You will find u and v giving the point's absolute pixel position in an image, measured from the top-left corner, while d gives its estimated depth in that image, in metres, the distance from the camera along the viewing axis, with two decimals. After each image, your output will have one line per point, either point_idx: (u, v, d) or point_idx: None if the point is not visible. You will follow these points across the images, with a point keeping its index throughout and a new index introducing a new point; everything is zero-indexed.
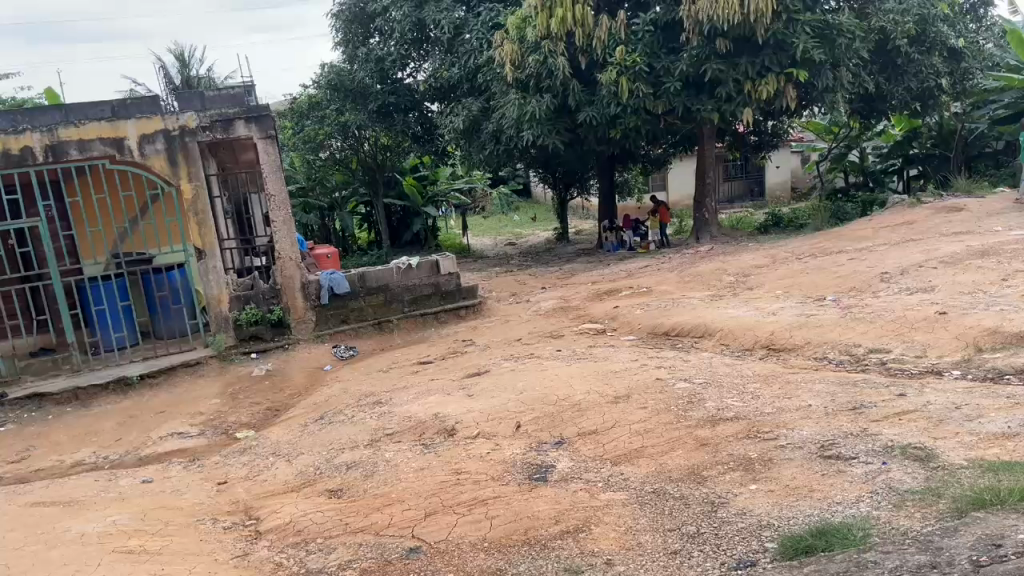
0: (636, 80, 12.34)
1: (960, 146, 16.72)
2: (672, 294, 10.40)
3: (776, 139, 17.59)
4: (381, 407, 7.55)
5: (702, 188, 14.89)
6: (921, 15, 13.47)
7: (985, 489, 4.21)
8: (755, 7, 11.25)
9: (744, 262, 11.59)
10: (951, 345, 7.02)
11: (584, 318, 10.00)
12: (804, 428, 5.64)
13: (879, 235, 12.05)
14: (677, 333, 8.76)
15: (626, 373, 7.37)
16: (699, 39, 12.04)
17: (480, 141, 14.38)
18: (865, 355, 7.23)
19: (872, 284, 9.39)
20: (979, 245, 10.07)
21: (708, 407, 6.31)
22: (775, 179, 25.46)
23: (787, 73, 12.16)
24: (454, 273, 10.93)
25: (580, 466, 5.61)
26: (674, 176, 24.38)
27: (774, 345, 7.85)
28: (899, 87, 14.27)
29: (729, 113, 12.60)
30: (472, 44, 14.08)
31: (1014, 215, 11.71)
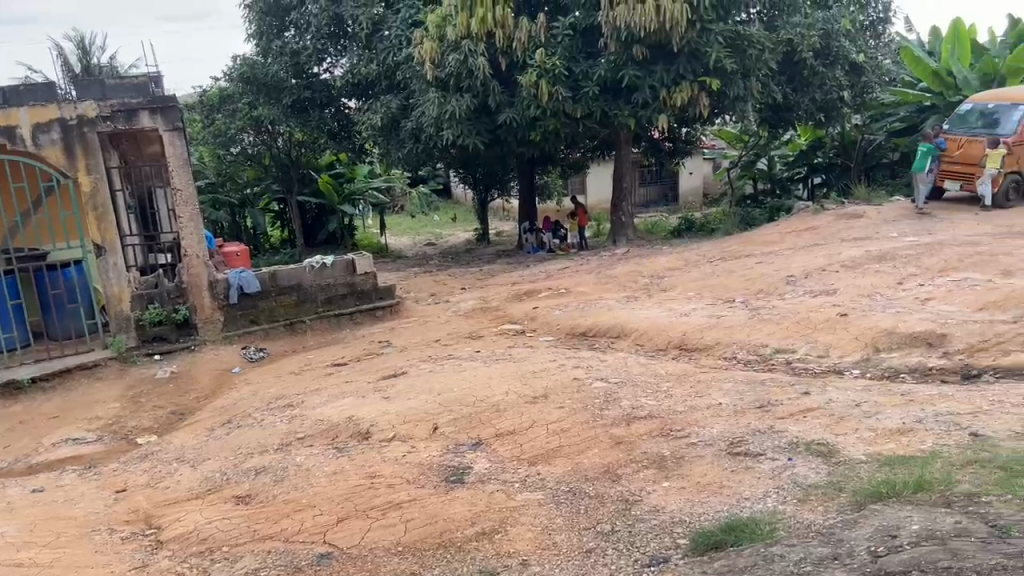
0: (556, 83, 12.41)
1: (860, 155, 17.42)
2: (589, 295, 10.53)
3: (689, 146, 18.00)
4: (292, 410, 7.34)
5: (620, 192, 15.13)
6: (824, 30, 14.28)
7: (882, 482, 4.41)
8: (671, 14, 11.56)
9: (659, 264, 11.84)
10: (851, 345, 7.36)
11: (503, 318, 9.99)
12: (715, 426, 5.77)
13: (786, 239, 12.51)
14: (594, 333, 8.84)
15: (544, 373, 7.38)
16: (616, 45, 12.24)
17: (399, 139, 14.12)
18: (772, 355, 7.48)
19: (778, 287, 9.75)
20: (877, 250, 10.60)
21: (624, 406, 6.39)
22: (687, 186, 26.21)
23: (700, 81, 12.44)
24: (370, 273, 10.69)
25: (497, 467, 5.59)
26: (592, 181, 24.80)
27: (686, 345, 8.03)
28: (804, 98, 14.90)
29: (646, 119, 12.82)
30: (392, 41, 13.95)
31: (909, 223, 12.36)
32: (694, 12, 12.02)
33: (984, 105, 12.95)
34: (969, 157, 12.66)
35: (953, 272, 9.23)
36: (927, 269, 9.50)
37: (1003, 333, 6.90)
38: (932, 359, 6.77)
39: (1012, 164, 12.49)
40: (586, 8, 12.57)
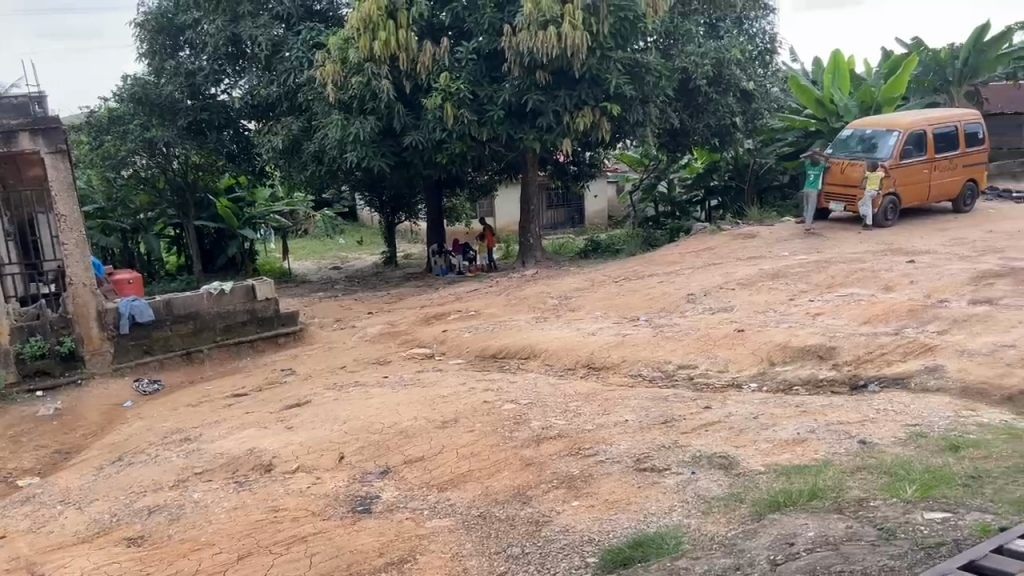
0: (461, 106, 12.48)
1: (753, 178, 18.18)
2: (498, 317, 10.57)
3: (594, 170, 18.34)
4: (189, 444, 7.02)
5: (527, 215, 15.29)
6: (717, 59, 14.73)
7: (780, 491, 4.58)
8: (573, 41, 11.82)
9: (566, 285, 12.01)
10: (749, 360, 7.64)
11: (411, 342, 9.87)
12: (622, 443, 5.86)
13: (686, 259, 12.94)
14: (504, 355, 8.84)
15: (453, 398, 7.32)
16: (520, 70, 12.44)
17: (301, 161, 13.87)
18: (675, 371, 7.69)
19: (680, 305, 10.05)
20: (771, 268, 11.09)
21: (533, 427, 6.41)
22: (593, 208, 26.79)
23: (601, 106, 12.76)
24: (272, 298, 10.38)
25: (405, 495, 5.49)
26: (500, 203, 25.02)
27: (593, 364, 8.15)
28: (700, 124, 15.55)
29: (550, 143, 13.03)
30: (292, 63, 13.67)
31: (798, 242, 13.01)
32: (593, 40, 12.33)
33: (863, 131, 13.77)
34: (851, 179, 13.46)
35: (839, 288, 9.76)
36: (816, 285, 10.02)
37: (885, 345, 7.33)
38: (823, 371, 7.12)
39: (889, 186, 13.29)
40: (489, 34, 12.71)
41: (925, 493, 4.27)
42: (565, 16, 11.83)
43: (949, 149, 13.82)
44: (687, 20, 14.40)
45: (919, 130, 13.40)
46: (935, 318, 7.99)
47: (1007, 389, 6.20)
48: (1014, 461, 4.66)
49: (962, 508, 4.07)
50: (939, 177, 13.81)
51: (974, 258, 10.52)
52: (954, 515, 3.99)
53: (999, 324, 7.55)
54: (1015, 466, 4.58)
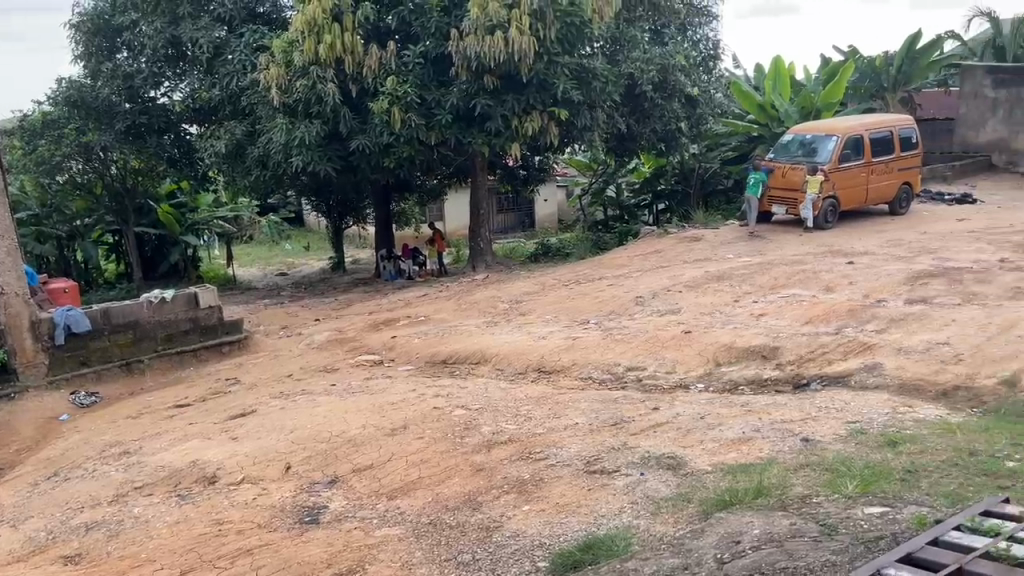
0: (408, 110, 12.42)
1: (698, 182, 18.46)
2: (448, 322, 10.53)
3: (543, 174, 18.38)
4: (130, 458, 6.82)
5: (476, 219, 15.25)
6: (662, 65, 14.95)
7: (726, 490, 4.65)
8: (520, 45, 11.86)
9: (516, 289, 12.03)
10: (695, 360, 7.75)
11: (360, 349, 9.76)
12: (572, 446, 5.88)
13: (634, 262, 13.09)
14: (454, 360, 8.80)
15: (403, 404, 7.26)
16: (467, 74, 12.44)
17: (245, 166, 13.62)
18: (624, 373, 7.77)
19: (629, 307, 10.16)
20: (716, 270, 11.29)
21: (483, 432, 6.39)
22: (543, 212, 26.92)
23: (549, 111, 12.82)
24: (215, 306, 10.14)
25: (354, 504, 5.42)
26: (450, 207, 24.97)
27: (544, 367, 8.18)
28: (646, 129, 15.74)
29: (499, 147, 13.03)
30: (234, 66, 13.45)
31: (742, 244, 13.28)
32: (541, 45, 12.38)
33: (803, 136, 14.11)
34: (792, 182, 13.79)
35: (782, 289, 9.99)
36: (760, 286, 10.23)
37: (827, 344, 7.52)
38: (767, 371, 7.27)
39: (829, 190, 13.65)
40: (436, 38, 12.69)
41: (864, 488, 4.38)
42: (512, 21, 11.88)
43: (885, 153, 14.26)
44: (632, 27, 14.59)
45: (856, 134, 13.80)
46: (873, 317, 8.23)
47: (941, 386, 6.42)
48: (948, 455, 4.83)
49: (899, 502, 4.19)
50: (876, 180, 14.23)
51: (909, 258, 10.88)
52: (892, 509, 4.11)
53: (933, 323, 7.82)
54: (949, 460, 4.74)
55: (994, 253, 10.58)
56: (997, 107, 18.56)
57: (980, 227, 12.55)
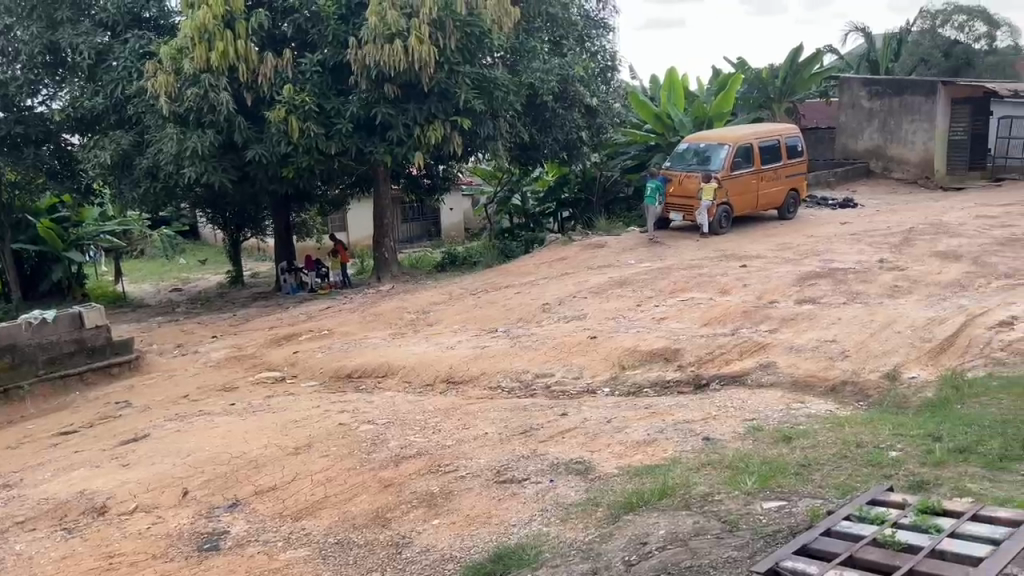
0: (306, 119, 12.16)
1: (600, 190, 18.81)
2: (354, 335, 10.31)
3: (448, 183, 18.29)
4: (8, 491, 6.34)
5: (380, 229, 15.03)
6: (562, 75, 15.21)
7: (633, 492, 4.74)
8: (419, 55, 11.84)
9: (422, 299, 11.93)
10: (601, 365, 7.88)
11: (261, 366, 9.43)
12: (480, 457, 5.85)
13: (540, 270, 13.20)
14: (359, 374, 8.62)
15: (306, 421, 7.06)
16: (367, 83, 12.30)
17: (132, 178, 12.96)
18: (533, 380, 7.81)
19: (536, 315, 10.23)
20: (619, 276, 11.55)
21: (391, 447, 6.29)
22: (449, 221, 26.88)
23: (451, 120, 12.77)
24: (102, 325, 9.65)
25: (257, 527, 5.22)
26: (353, 218, 24.60)
27: (453, 377, 8.12)
28: (549, 138, 15.95)
29: (401, 156, 12.88)
30: (119, 73, 12.87)
31: (643, 250, 13.63)
32: (440, 54, 12.36)
33: (697, 145, 14.64)
34: (689, 190, 14.27)
35: (682, 293, 10.29)
36: (661, 291, 10.51)
37: (725, 345, 7.79)
38: (669, 373, 7.48)
39: (722, 196, 14.20)
40: (334, 46, 12.49)
41: (762, 484, 4.56)
42: (411, 31, 11.84)
43: (773, 161, 14.95)
44: (532, 38, 14.83)
45: (746, 143, 14.43)
46: (766, 318, 8.59)
47: (830, 381, 6.78)
48: (837, 447, 5.08)
49: (795, 495, 4.38)
50: (766, 187, 14.89)
51: (798, 261, 11.43)
52: (788, 503, 4.28)
53: (822, 321, 8.23)
54: (839, 452, 4.98)
55: (874, 255, 11.26)
56: (873, 117, 19.75)
57: (861, 230, 13.32)
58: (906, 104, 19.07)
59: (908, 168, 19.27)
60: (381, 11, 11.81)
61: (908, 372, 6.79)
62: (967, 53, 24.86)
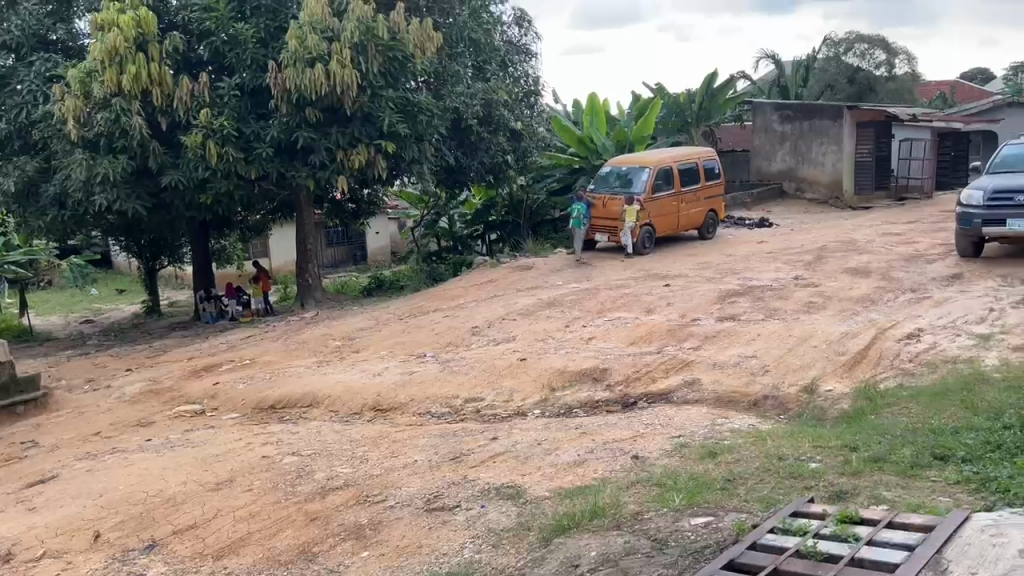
0: (225, 144, 11.88)
1: (528, 212, 18.93)
2: (278, 364, 10.04)
3: (373, 207, 18.10)
4: None
5: (304, 255, 14.75)
6: (486, 100, 15.32)
7: (564, 515, 4.73)
8: (342, 79, 11.74)
9: (348, 326, 11.74)
10: (531, 387, 7.88)
11: (179, 399, 9.07)
12: (410, 485, 5.76)
13: (468, 293, 13.17)
14: (284, 405, 8.38)
15: (228, 456, 6.81)
16: (288, 107, 12.11)
17: (39, 206, 12.39)
18: (463, 406, 7.74)
19: (465, 338, 10.19)
20: (547, 297, 11.62)
21: (317, 478, 6.12)
22: (375, 245, 26.63)
23: (376, 144, 12.64)
24: (4, 362, 9.12)
25: (174, 569, 5.00)
26: (275, 244, 24.09)
27: (381, 406, 7.98)
28: (474, 161, 16.00)
29: (325, 181, 12.69)
30: (23, 96, 12.31)
31: (570, 271, 13.77)
32: (363, 78, 12.26)
33: (620, 168, 14.96)
34: (612, 213, 14.55)
35: (608, 313, 10.43)
36: (588, 311, 10.61)
37: (650, 363, 7.92)
38: (598, 393, 7.55)
39: (645, 218, 14.53)
40: (253, 70, 12.27)
41: (690, 501, 4.62)
42: (333, 55, 11.74)
43: (692, 183, 15.39)
44: (455, 62, 14.88)
45: (666, 166, 14.81)
46: (690, 335, 8.79)
47: (752, 396, 6.96)
48: (760, 461, 5.20)
49: (721, 510, 4.45)
50: (686, 208, 15.30)
51: (718, 279, 11.75)
52: (715, 518, 4.35)
53: (743, 338, 8.46)
54: (762, 466, 5.11)
55: (790, 272, 11.67)
56: (785, 140, 20.60)
57: (778, 248, 13.80)
58: (816, 128, 19.94)
59: (819, 189, 20.13)
60: (301, 35, 11.66)
61: (825, 385, 7.03)
62: (869, 80, 26.36)
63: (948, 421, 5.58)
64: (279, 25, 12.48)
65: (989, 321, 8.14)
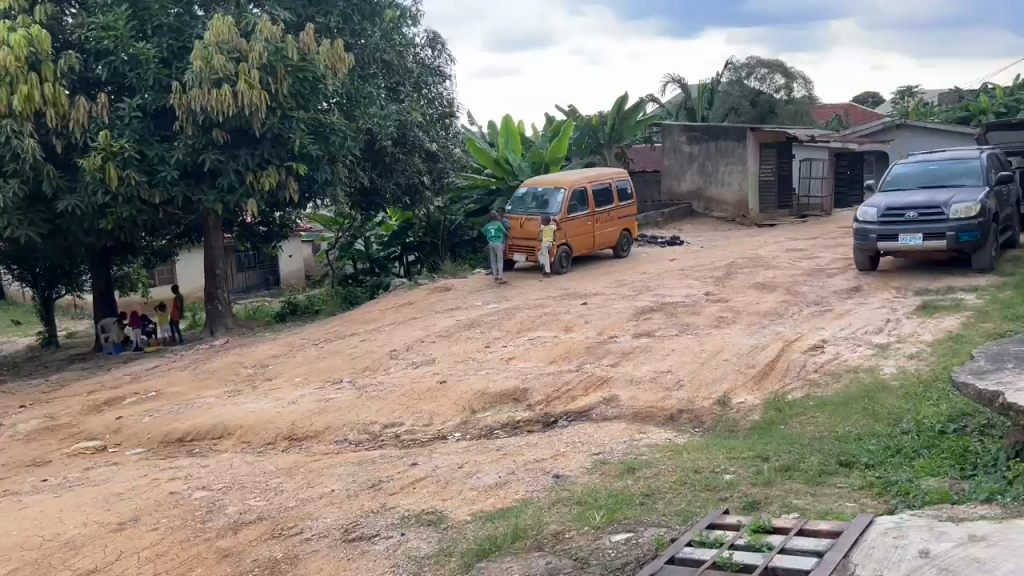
0: (126, 167, 11.42)
1: (445, 234, 18.86)
2: (186, 395, 9.61)
3: (285, 231, 17.66)
4: None
5: (213, 280, 14.27)
6: (400, 121, 15.31)
7: (485, 538, 4.67)
8: (250, 99, 11.46)
9: (260, 353, 11.39)
10: (451, 410, 7.81)
11: (78, 435, 8.57)
12: (327, 516, 5.59)
13: (385, 316, 13.01)
14: (192, 437, 8.03)
15: (132, 493, 6.47)
16: (193, 129, 11.73)
17: None
18: (381, 432, 7.60)
19: (383, 362, 10.03)
20: (466, 318, 11.58)
21: (229, 513, 5.87)
22: (288, 268, 26.01)
23: (287, 166, 12.38)
24: None
25: None
26: (183, 269, 23.29)
27: (296, 435, 7.75)
28: (390, 183, 15.87)
29: (233, 204, 12.33)
30: None
31: (489, 292, 13.79)
32: (272, 98, 11.98)
33: (536, 189, 15.15)
34: (530, 232, 14.72)
35: (528, 333, 10.47)
36: (507, 332, 10.62)
37: (570, 382, 7.97)
38: (519, 413, 7.54)
39: (562, 237, 14.70)
40: (156, 90, 11.87)
41: (610, 517, 4.65)
42: (240, 75, 11.46)
43: (606, 203, 15.70)
44: (367, 83, 14.71)
45: (580, 187, 15.08)
46: (608, 353, 8.90)
47: (668, 410, 7.10)
48: (677, 474, 5.29)
49: (640, 526, 4.50)
50: (601, 228, 15.56)
51: (633, 296, 11.98)
52: (635, 534, 4.39)
53: (658, 353, 8.64)
54: (679, 479, 5.19)
55: (701, 288, 12.01)
56: (693, 161, 21.31)
57: (689, 266, 14.19)
58: (721, 149, 20.69)
59: (726, 208, 20.83)
60: (206, 55, 11.35)
61: (737, 397, 7.24)
62: (770, 103, 27.62)
63: (852, 428, 5.81)
64: (182, 45, 12.10)
65: (887, 331, 8.58)
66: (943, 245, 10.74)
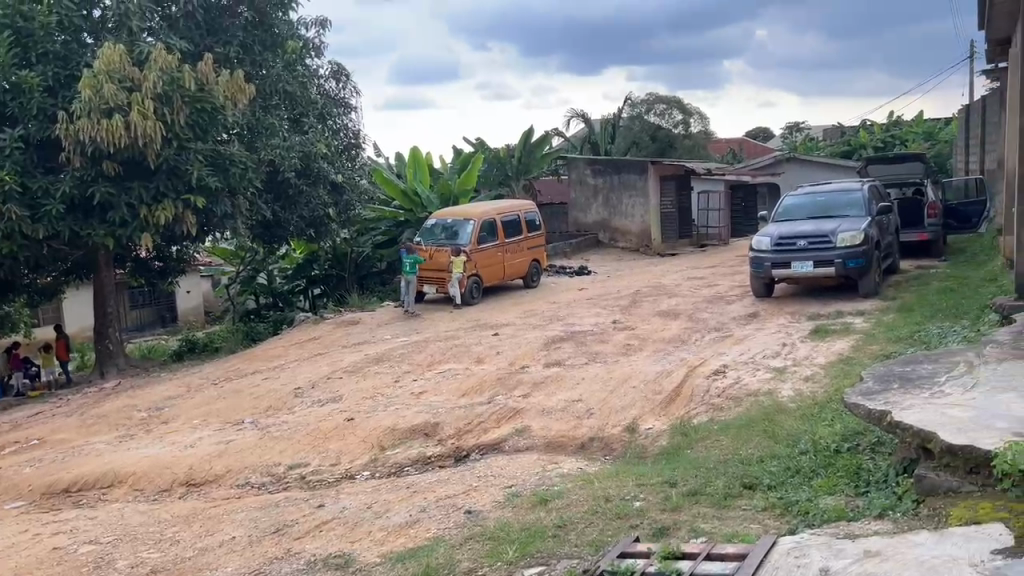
0: (5, 200, 10.78)
1: (351, 266, 18.74)
2: (72, 442, 9.00)
3: (182, 266, 16.98)
4: None
5: (104, 318, 13.54)
6: (304, 152, 15.04)
7: None
8: (143, 130, 11.01)
9: (155, 394, 10.83)
10: (360, 448, 7.61)
11: None
12: (228, 565, 5.32)
13: (289, 352, 12.61)
14: (79, 487, 7.52)
15: (10, 552, 5.98)
16: (81, 160, 11.20)
17: None
18: (286, 473, 7.33)
19: (287, 401, 9.70)
20: (374, 353, 11.37)
21: (118, 568, 5.50)
22: (186, 304, 25.13)
23: (184, 199, 11.91)
24: None
25: None
26: (70, 308, 22.12)
27: (194, 480, 7.38)
28: (293, 215, 15.54)
29: (126, 238, 11.77)
30: None
31: (398, 324, 13.60)
32: (167, 129, 11.55)
33: (445, 220, 15.15)
34: (441, 264, 14.63)
35: (437, 366, 10.35)
36: (417, 365, 10.48)
37: (481, 415, 7.91)
38: (429, 448, 7.42)
39: (471, 268, 14.71)
40: (40, 120, 11.29)
41: (523, 551, 4.61)
42: (132, 105, 10.99)
43: (515, 235, 15.84)
44: (268, 115, 14.35)
45: (489, 219, 15.18)
46: (519, 384, 8.90)
47: (578, 440, 7.14)
48: (588, 504, 5.31)
49: (553, 559, 4.47)
50: (510, 259, 15.66)
51: (543, 326, 12.07)
52: (547, 567, 4.36)
53: (568, 383, 8.69)
54: (590, 509, 5.21)
55: (608, 317, 12.21)
56: (597, 193, 21.83)
57: (595, 295, 14.43)
58: (625, 182, 21.27)
59: (630, 238, 21.34)
60: (95, 84, 10.82)
61: (644, 424, 7.35)
62: (669, 137, 28.70)
63: (755, 450, 6.00)
64: (70, 73, 11.56)
65: (783, 355, 8.93)
66: (831, 272, 11.32)
